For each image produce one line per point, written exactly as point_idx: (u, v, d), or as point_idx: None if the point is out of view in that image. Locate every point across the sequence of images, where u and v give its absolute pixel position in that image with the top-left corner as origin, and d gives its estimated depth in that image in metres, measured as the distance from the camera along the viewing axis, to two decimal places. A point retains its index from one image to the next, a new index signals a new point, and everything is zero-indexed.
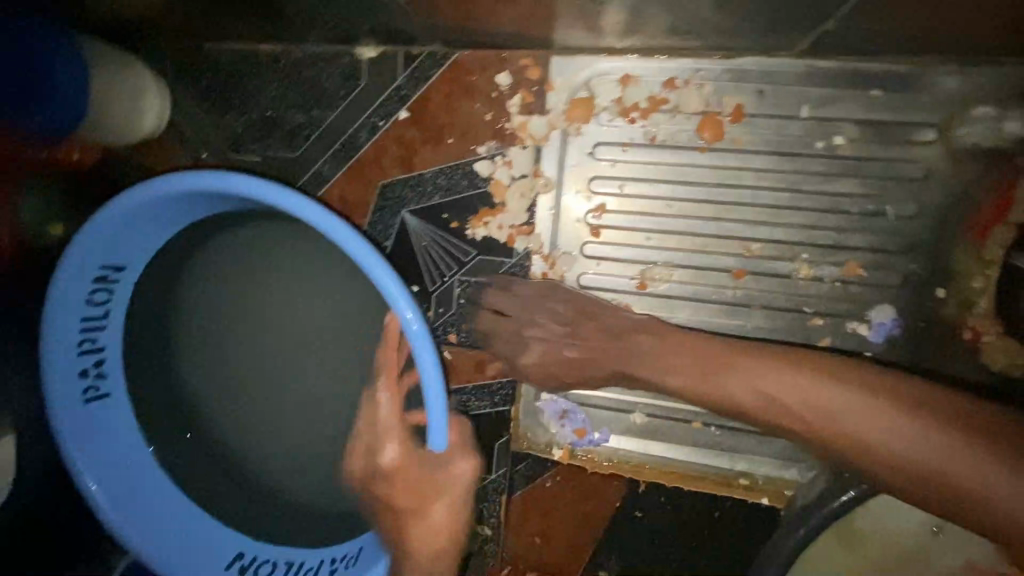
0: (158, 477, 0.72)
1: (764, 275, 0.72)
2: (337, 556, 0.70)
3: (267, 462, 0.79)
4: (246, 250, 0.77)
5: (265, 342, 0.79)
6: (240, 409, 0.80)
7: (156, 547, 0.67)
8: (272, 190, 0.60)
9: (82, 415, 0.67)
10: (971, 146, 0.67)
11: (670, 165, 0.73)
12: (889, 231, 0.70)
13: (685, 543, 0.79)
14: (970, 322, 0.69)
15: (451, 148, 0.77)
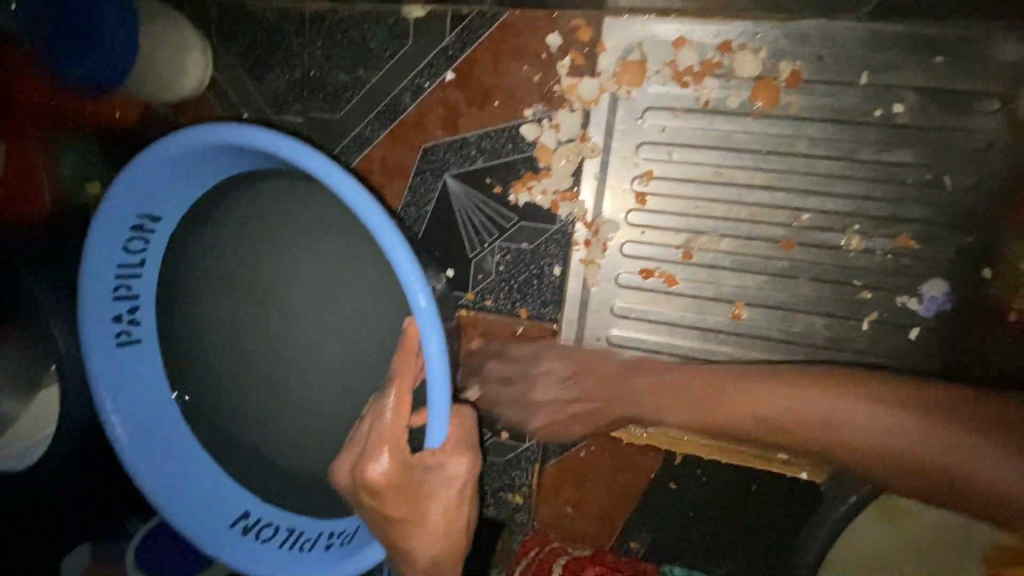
0: (178, 426, 0.75)
1: (813, 247, 0.71)
2: (337, 530, 0.70)
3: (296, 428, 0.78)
4: (263, 211, 0.74)
5: (284, 308, 0.77)
6: (271, 372, 0.78)
7: (170, 494, 0.70)
8: (287, 146, 0.57)
9: (113, 357, 0.71)
10: None
11: (720, 131, 0.72)
12: (945, 203, 0.68)
13: (718, 517, 0.79)
14: (1016, 304, 0.68)
15: (496, 111, 0.76)
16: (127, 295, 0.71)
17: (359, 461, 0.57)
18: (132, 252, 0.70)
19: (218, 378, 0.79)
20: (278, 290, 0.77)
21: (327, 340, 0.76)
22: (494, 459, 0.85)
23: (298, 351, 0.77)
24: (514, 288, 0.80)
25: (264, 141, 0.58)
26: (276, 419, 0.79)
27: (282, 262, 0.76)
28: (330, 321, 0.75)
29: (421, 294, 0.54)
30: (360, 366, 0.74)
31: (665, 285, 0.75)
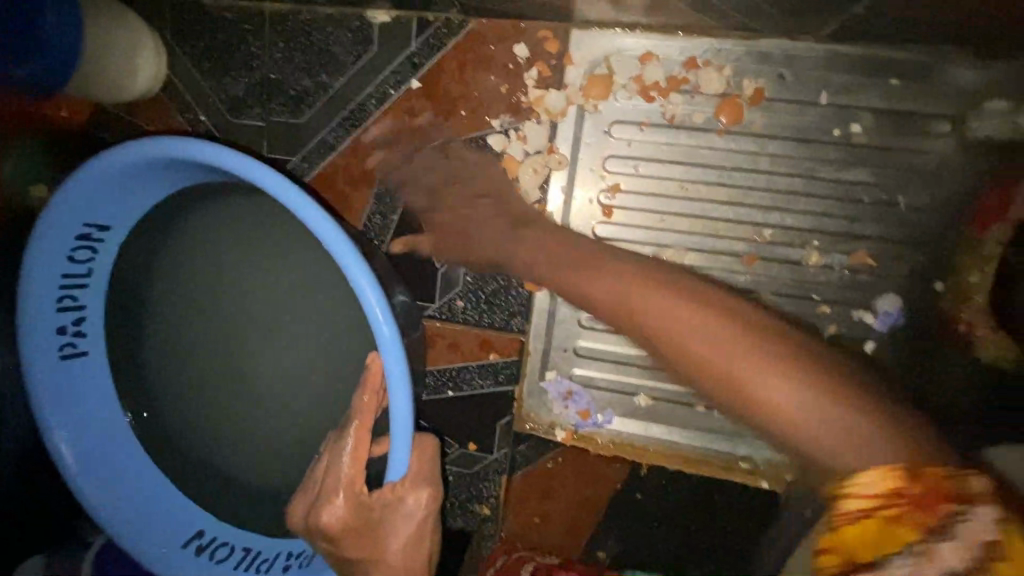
0: (129, 442, 0.71)
1: (775, 262, 0.73)
2: (297, 551, 0.69)
3: (255, 446, 0.76)
4: (222, 224, 0.72)
5: (248, 321, 0.75)
6: (232, 385, 0.76)
7: (119, 516, 0.66)
8: (243, 162, 0.55)
9: (58, 370, 0.66)
10: (984, 138, 0.68)
11: (685, 146, 0.72)
12: (901, 221, 0.70)
13: (681, 526, 0.80)
14: (966, 316, 0.69)
15: (464, 121, 0.75)
16: (73, 306, 0.67)
17: (315, 505, 0.58)
18: (78, 261, 0.66)
19: (174, 393, 0.76)
20: (239, 305, 0.74)
21: (289, 352, 0.74)
22: (461, 471, 0.85)
23: (254, 364, 0.75)
24: (481, 300, 0.80)
25: (219, 158, 0.55)
26: (235, 434, 0.76)
27: (243, 275, 0.73)
28: (291, 336, 0.73)
29: (385, 322, 0.54)
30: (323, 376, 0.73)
31: None
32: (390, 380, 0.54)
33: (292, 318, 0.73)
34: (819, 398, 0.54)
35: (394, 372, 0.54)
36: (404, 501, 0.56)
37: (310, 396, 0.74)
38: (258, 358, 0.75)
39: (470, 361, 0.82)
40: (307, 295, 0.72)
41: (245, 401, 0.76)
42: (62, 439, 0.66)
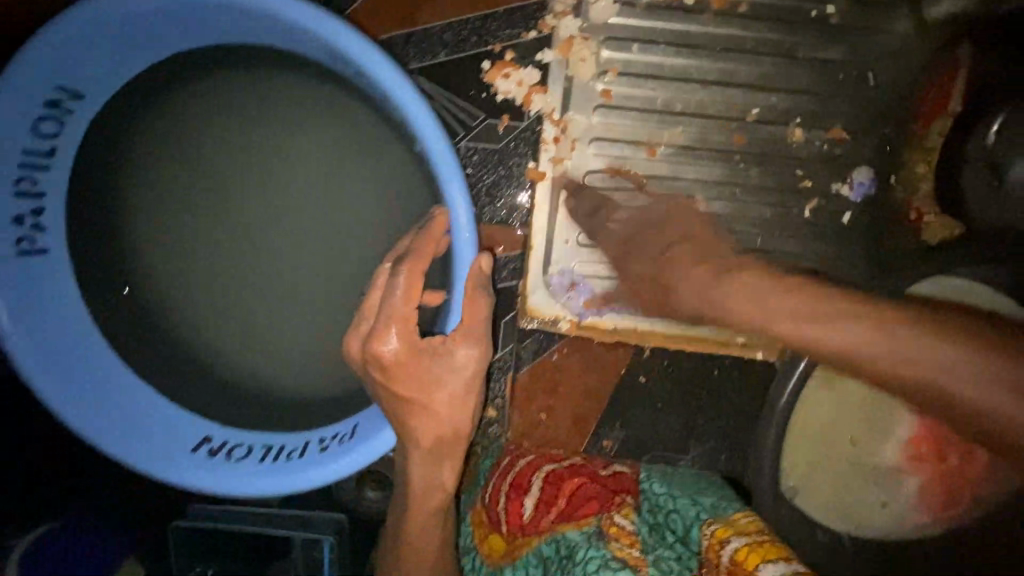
0: (101, 353, 0.65)
1: (762, 139, 0.77)
2: (327, 436, 0.67)
3: (259, 343, 0.73)
4: (212, 99, 0.67)
5: (244, 209, 0.70)
6: (225, 280, 0.72)
7: (102, 425, 0.62)
8: (299, 8, 0.55)
9: (15, 265, 0.60)
10: (940, 17, 0.75)
11: (678, 27, 0.75)
12: (869, 98, 0.77)
13: (682, 407, 0.84)
14: (915, 203, 0.79)
15: (460, 4, 0.74)
16: (32, 191, 0.61)
17: (368, 337, 0.58)
18: (42, 135, 0.59)
19: (156, 292, 0.71)
20: (238, 189, 0.70)
21: (291, 243, 0.71)
22: None
23: (258, 255, 0.72)
24: (481, 192, 0.79)
25: (335, 36, 0.56)
26: (231, 337, 0.72)
27: (246, 161, 0.69)
28: (303, 230, 0.71)
29: (450, 163, 0.60)
30: (337, 259, 0.71)
31: (630, 183, 0.79)
32: (456, 216, 0.62)
33: (299, 199, 0.70)
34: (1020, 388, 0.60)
35: (461, 230, 0.63)
36: (454, 353, 0.61)
37: (319, 286, 0.72)
38: (258, 251, 0.71)
39: None
40: (326, 185, 0.70)
41: (247, 298, 0.72)
42: (22, 348, 0.60)
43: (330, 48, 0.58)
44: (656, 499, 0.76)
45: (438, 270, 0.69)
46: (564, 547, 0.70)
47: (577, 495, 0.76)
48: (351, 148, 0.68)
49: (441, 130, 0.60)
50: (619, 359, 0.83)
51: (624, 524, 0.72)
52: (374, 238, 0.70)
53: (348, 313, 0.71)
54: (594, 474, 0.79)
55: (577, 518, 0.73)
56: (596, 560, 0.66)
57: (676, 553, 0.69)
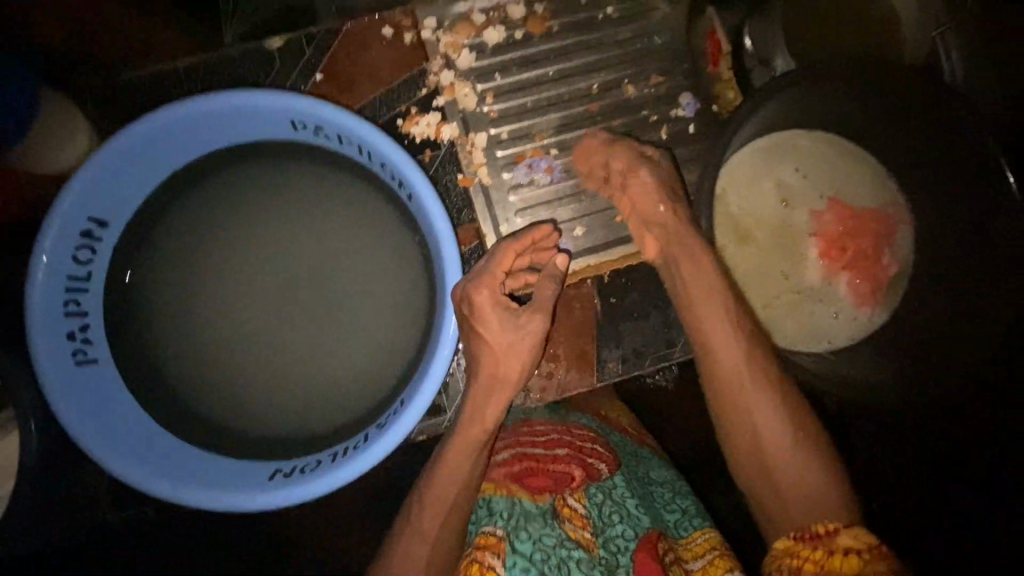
0: (160, 434, 0.78)
1: (608, 101, 1.06)
2: (381, 420, 0.79)
3: (302, 379, 0.87)
4: (209, 204, 0.86)
5: (258, 277, 0.87)
6: (257, 342, 0.87)
7: (183, 483, 0.72)
8: (267, 97, 0.76)
9: (76, 374, 0.73)
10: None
11: (521, 54, 1.04)
12: (665, 50, 1.09)
13: (654, 309, 1.00)
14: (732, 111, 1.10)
15: (365, 88, 1.00)
16: (78, 310, 0.75)
17: (471, 282, 0.85)
18: (80, 262, 0.75)
19: (204, 364, 0.86)
20: (249, 263, 0.87)
21: (305, 295, 0.88)
22: None
23: (280, 310, 0.88)
24: None
25: (292, 104, 0.76)
26: (277, 383, 0.87)
27: (252, 241, 0.87)
28: (310, 284, 0.88)
29: (409, 165, 0.78)
30: (343, 288, 0.88)
31: (535, 162, 1.03)
32: (427, 202, 0.78)
33: (299, 253, 0.88)
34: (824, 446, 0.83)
35: (434, 213, 0.78)
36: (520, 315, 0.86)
37: (337, 317, 0.88)
38: (277, 310, 0.87)
39: None
40: (317, 235, 0.88)
41: (282, 348, 0.87)
42: (97, 440, 0.70)
43: (295, 116, 0.78)
44: (610, 490, 0.89)
45: (421, 263, 0.87)
46: (520, 509, 0.83)
47: (543, 474, 0.87)
48: (324, 202, 0.87)
49: (404, 154, 0.77)
50: (591, 290, 1.00)
51: (575, 506, 0.85)
52: (365, 261, 0.88)
53: (362, 324, 0.88)
54: (577, 451, 0.91)
55: (528, 487, 0.86)
56: (550, 535, 0.81)
57: (619, 516, 0.86)
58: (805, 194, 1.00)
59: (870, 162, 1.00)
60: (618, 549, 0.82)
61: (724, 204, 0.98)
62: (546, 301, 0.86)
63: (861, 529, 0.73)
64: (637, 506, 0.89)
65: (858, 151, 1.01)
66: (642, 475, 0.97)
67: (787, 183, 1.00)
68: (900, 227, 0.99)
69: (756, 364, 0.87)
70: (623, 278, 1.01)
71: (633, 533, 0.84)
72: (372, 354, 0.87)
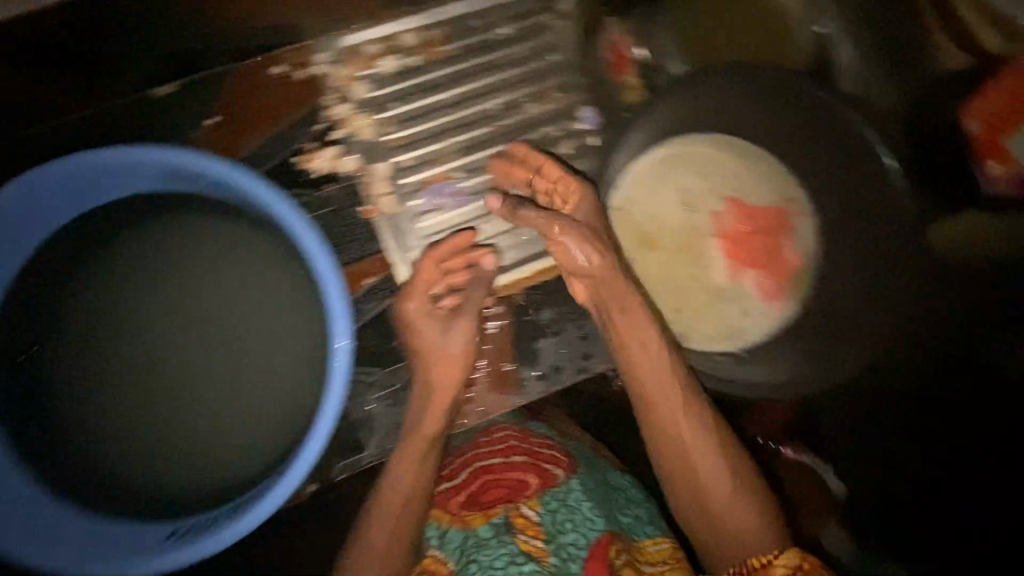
0: (51, 507, 0.76)
1: (510, 119, 1.07)
2: (275, 473, 0.78)
3: (209, 433, 0.85)
4: (97, 264, 0.83)
5: (153, 332, 0.85)
6: (157, 396, 0.85)
7: (72, 556, 0.72)
8: (134, 150, 0.74)
9: None
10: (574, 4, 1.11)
11: (418, 80, 1.04)
12: (561, 65, 1.10)
13: (567, 322, 1.01)
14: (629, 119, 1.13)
15: (262, 127, 1.02)
16: None
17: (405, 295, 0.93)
18: None
19: (106, 422, 0.84)
20: (143, 321, 0.85)
21: (201, 343, 0.85)
22: (391, 390, 0.96)
23: (179, 365, 0.85)
24: (336, 242, 1.00)
25: (160, 154, 0.74)
26: (182, 439, 0.85)
27: (145, 297, 0.84)
28: (208, 336, 0.85)
29: (286, 205, 0.74)
30: (242, 338, 0.85)
31: (439, 186, 1.03)
32: (308, 242, 0.74)
33: (195, 306, 0.85)
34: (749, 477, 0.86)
35: (315, 252, 0.74)
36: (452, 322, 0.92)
37: (237, 363, 0.85)
38: (174, 361, 0.85)
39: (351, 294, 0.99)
40: (211, 285, 0.85)
41: (184, 400, 0.85)
42: None
43: (167, 166, 0.76)
44: (565, 496, 0.89)
45: (318, 306, 0.84)
46: (473, 539, 0.85)
47: (499, 487, 0.90)
48: (216, 250, 0.85)
49: (279, 194, 0.74)
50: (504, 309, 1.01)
51: (529, 516, 0.86)
52: (262, 307, 0.85)
53: (265, 372, 0.85)
54: (529, 463, 0.92)
55: (484, 506, 0.88)
56: (504, 555, 0.81)
57: (572, 524, 0.85)
58: (709, 195, 1.02)
59: (768, 157, 1.02)
60: (571, 556, 0.82)
61: (628, 214, 1.00)
62: (477, 308, 0.93)
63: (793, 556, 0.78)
64: (593, 509, 0.87)
65: (756, 148, 1.02)
66: (603, 477, 0.96)
67: (689, 186, 1.01)
68: (801, 219, 1.02)
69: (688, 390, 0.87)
70: (536, 293, 1.02)
71: (585, 541, 0.84)
72: (276, 397, 0.84)
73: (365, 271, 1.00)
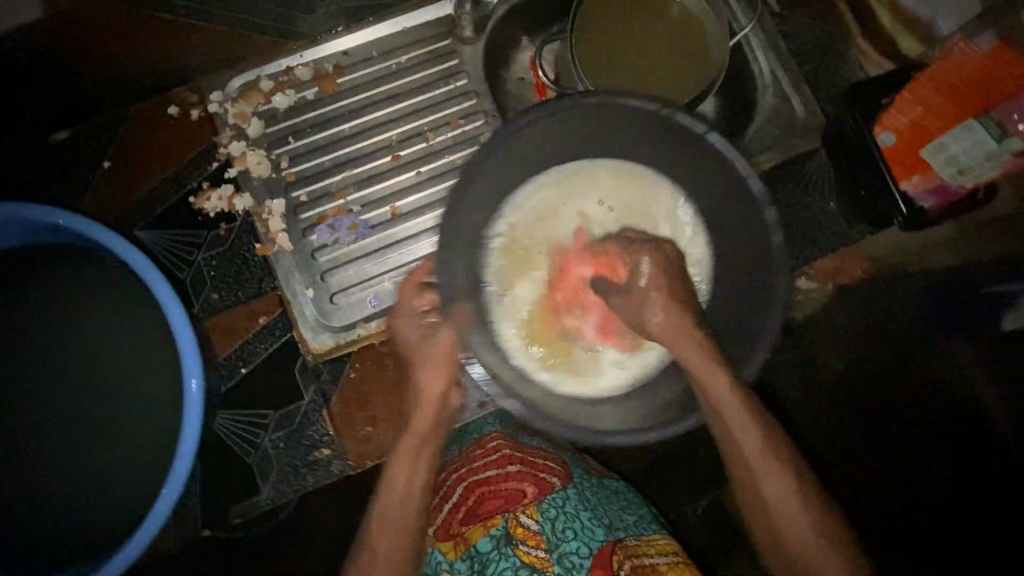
0: None
1: (410, 149, 1.05)
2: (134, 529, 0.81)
3: (89, 480, 0.86)
4: None
5: (32, 382, 0.86)
6: (36, 440, 0.86)
7: None
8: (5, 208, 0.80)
9: None
10: (474, 27, 1.08)
11: (314, 114, 1.03)
12: (462, 91, 1.08)
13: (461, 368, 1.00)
14: None
15: (156, 168, 1.01)
16: None
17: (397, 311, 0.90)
18: None
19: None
20: (20, 371, 0.86)
21: (81, 387, 0.87)
22: (286, 431, 0.96)
23: (55, 414, 0.86)
24: (230, 281, 0.99)
25: (30, 213, 0.80)
26: (63, 489, 0.86)
27: (20, 347, 0.86)
28: (82, 384, 0.86)
29: (142, 260, 0.78)
30: (115, 385, 0.87)
31: (337, 220, 1.00)
32: (162, 294, 0.77)
33: (69, 355, 0.86)
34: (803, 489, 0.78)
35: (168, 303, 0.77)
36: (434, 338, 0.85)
37: (111, 405, 0.86)
38: (53, 406, 0.86)
39: (246, 334, 0.98)
40: (83, 333, 0.86)
41: (62, 444, 0.86)
42: None
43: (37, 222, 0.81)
44: (563, 503, 0.91)
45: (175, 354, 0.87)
46: (477, 554, 0.88)
47: (495, 500, 0.91)
48: (86, 301, 0.86)
49: (135, 249, 0.78)
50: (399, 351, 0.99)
51: (528, 525, 0.88)
52: (135, 356, 0.86)
53: (141, 419, 0.86)
54: (530, 473, 0.93)
55: (482, 519, 0.90)
56: (507, 568, 0.86)
57: (573, 532, 0.87)
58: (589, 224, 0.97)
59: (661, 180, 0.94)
60: (572, 566, 0.85)
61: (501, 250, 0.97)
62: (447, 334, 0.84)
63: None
64: (591, 518, 0.90)
65: (641, 171, 0.96)
66: (601, 486, 0.98)
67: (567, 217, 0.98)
68: (690, 250, 0.96)
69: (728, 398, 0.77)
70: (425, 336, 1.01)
71: (587, 549, 0.86)
72: (150, 443, 0.86)
73: (262, 310, 0.99)
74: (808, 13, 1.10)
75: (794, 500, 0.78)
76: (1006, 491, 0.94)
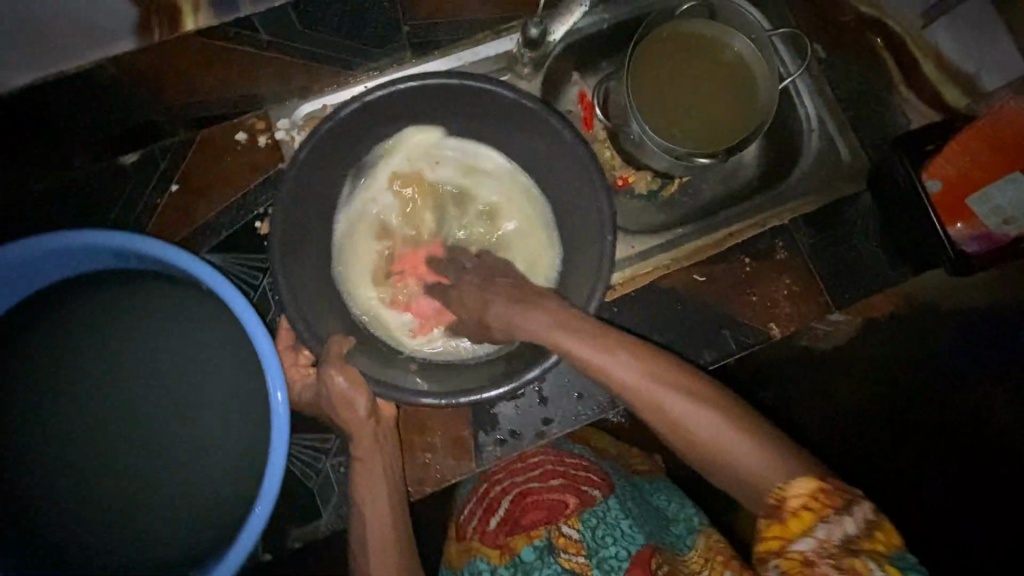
0: None
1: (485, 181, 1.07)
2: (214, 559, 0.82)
3: (161, 505, 0.87)
4: (55, 344, 0.86)
5: (105, 410, 0.87)
6: (113, 467, 0.86)
7: None
8: (73, 235, 0.80)
9: None
10: (534, 64, 1.12)
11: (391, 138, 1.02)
12: None
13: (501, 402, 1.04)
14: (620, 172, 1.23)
15: (222, 193, 1.03)
16: None
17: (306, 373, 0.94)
18: None
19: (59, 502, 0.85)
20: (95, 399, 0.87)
21: (155, 413, 0.87)
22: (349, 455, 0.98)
23: (127, 440, 0.87)
24: None
25: (98, 238, 0.79)
26: (135, 514, 0.87)
27: (94, 374, 0.86)
28: (155, 409, 0.87)
29: (215, 276, 0.77)
30: (189, 411, 0.88)
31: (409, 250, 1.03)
32: (238, 309, 0.77)
33: (142, 381, 0.87)
34: (722, 421, 0.73)
35: (245, 317, 0.77)
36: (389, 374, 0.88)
37: (191, 429, 0.87)
38: (130, 433, 0.87)
39: None
40: (157, 359, 0.87)
41: (138, 469, 0.87)
42: None
43: (106, 247, 0.81)
44: (604, 513, 0.89)
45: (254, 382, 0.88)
46: (518, 564, 0.86)
47: (537, 509, 0.90)
48: (162, 326, 0.88)
49: (207, 267, 0.76)
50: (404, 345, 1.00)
51: (569, 534, 0.87)
52: (211, 381, 0.88)
53: (215, 446, 0.88)
54: (571, 482, 0.94)
55: (527, 529, 0.89)
56: None
57: (612, 538, 0.86)
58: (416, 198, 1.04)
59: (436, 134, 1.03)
60: (612, 569, 0.83)
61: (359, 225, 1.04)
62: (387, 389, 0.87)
63: (821, 484, 0.66)
64: (632, 525, 0.88)
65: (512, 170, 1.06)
66: (641, 495, 0.98)
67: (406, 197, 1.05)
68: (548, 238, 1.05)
69: (597, 335, 0.79)
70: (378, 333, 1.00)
71: (626, 553, 0.85)
72: (225, 468, 0.88)
73: None
74: (854, 59, 1.14)
75: (716, 423, 0.73)
76: (1013, 496, 1.27)
